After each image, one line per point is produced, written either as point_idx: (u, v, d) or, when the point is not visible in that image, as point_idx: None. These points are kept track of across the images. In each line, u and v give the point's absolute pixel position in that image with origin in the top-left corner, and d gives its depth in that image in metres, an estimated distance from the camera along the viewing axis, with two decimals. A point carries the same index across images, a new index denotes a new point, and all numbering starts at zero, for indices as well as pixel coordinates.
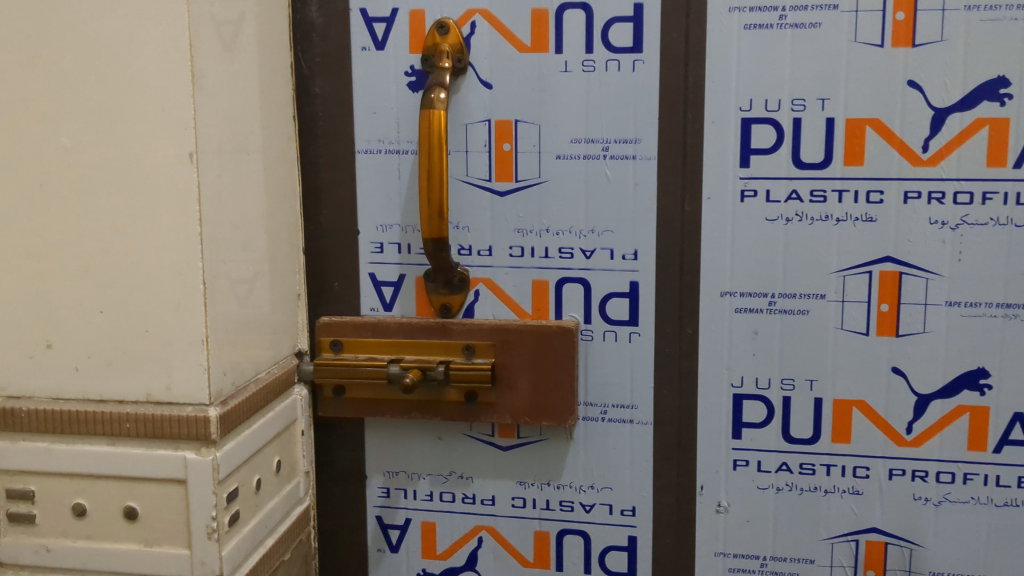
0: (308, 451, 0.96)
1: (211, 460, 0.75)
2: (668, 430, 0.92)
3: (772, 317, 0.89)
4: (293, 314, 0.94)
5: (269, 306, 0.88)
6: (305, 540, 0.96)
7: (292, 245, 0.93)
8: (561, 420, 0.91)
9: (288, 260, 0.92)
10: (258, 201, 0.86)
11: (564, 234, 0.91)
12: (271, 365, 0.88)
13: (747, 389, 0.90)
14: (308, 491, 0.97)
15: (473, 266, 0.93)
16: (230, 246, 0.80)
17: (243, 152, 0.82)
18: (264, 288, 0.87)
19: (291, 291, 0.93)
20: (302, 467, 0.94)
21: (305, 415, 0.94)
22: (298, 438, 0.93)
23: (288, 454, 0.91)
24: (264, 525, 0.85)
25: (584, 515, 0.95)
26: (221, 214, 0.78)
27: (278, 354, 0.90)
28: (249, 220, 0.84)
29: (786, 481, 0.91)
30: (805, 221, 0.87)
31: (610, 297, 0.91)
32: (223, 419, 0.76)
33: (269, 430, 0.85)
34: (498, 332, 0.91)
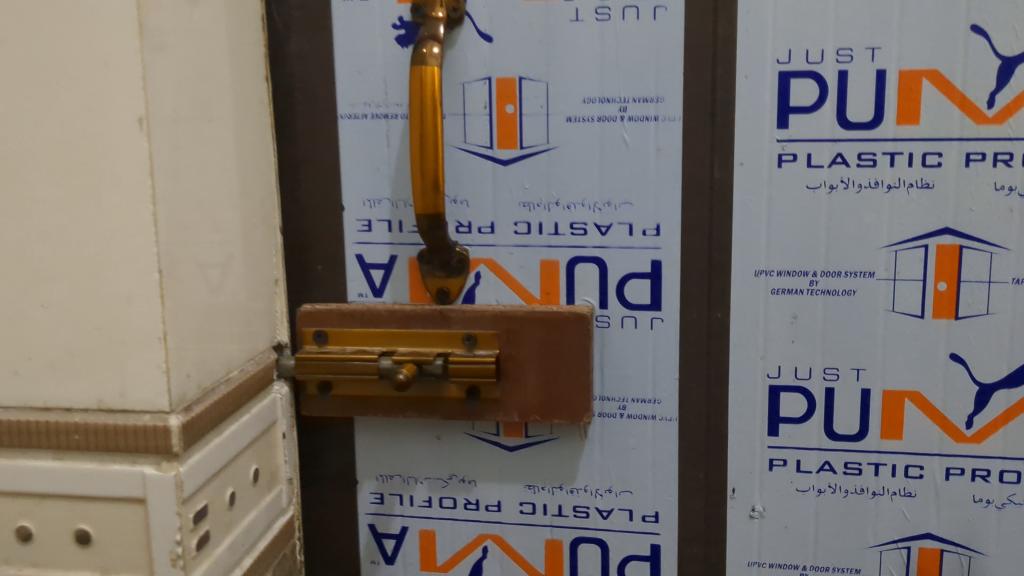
0: (291, 455, 0.86)
1: (174, 477, 0.65)
2: (695, 427, 0.82)
3: (813, 299, 0.78)
4: (270, 302, 0.82)
5: (242, 295, 0.77)
6: (291, 553, 0.86)
7: (270, 225, 0.82)
8: (575, 417, 0.81)
9: (266, 242, 0.81)
10: (228, 174, 0.75)
11: (576, 208, 0.80)
12: (247, 360, 0.77)
13: (785, 380, 0.80)
14: (293, 499, 0.86)
15: (473, 245, 0.83)
16: (194, 227, 0.69)
17: (209, 119, 0.71)
18: (236, 275, 0.76)
19: (268, 277, 0.82)
20: (284, 473, 0.84)
21: (286, 415, 0.83)
22: (279, 442, 0.83)
23: (268, 460, 0.81)
24: (240, 544, 0.74)
25: (601, 522, 0.85)
26: (182, 190, 0.67)
27: (255, 349, 0.79)
28: (217, 196, 0.73)
29: (829, 482, 0.81)
30: (851, 188, 0.76)
31: (629, 279, 0.81)
32: (187, 428, 0.66)
33: (244, 437, 0.75)
34: (503, 320, 0.81)
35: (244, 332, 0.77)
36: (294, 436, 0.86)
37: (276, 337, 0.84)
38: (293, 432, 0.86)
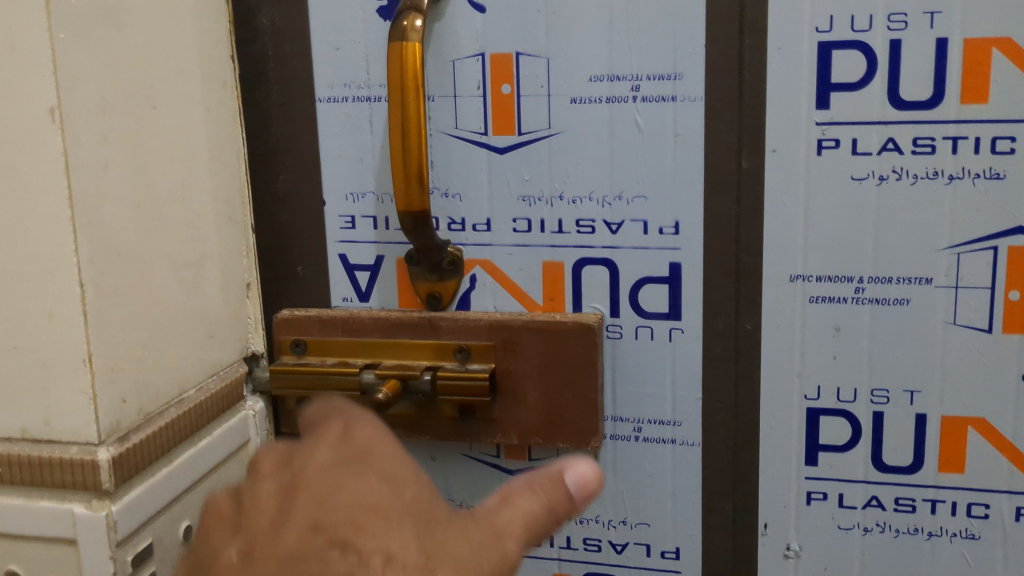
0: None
1: (105, 517, 0.57)
2: (721, 454, 0.71)
3: (859, 309, 0.67)
4: (241, 308, 0.76)
5: (206, 302, 0.69)
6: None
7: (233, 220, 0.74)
8: (582, 441, 0.71)
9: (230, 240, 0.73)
10: (186, 167, 0.66)
11: (583, 202, 0.70)
12: (209, 376, 0.69)
13: (825, 402, 0.69)
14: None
15: (467, 244, 0.73)
16: (136, 230, 0.60)
17: (153, 106, 0.62)
18: (198, 280, 0.68)
19: (238, 280, 0.75)
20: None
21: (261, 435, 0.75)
22: None
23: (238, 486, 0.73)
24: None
25: (615, 557, 0.75)
26: (116, 188, 0.58)
27: (220, 362, 0.71)
28: (170, 192, 0.64)
29: (877, 520, 0.70)
30: (905, 179, 0.65)
31: (644, 283, 0.70)
32: (121, 461, 0.58)
33: (203, 463, 0.67)
34: (499, 331, 0.71)
35: (205, 344, 0.69)
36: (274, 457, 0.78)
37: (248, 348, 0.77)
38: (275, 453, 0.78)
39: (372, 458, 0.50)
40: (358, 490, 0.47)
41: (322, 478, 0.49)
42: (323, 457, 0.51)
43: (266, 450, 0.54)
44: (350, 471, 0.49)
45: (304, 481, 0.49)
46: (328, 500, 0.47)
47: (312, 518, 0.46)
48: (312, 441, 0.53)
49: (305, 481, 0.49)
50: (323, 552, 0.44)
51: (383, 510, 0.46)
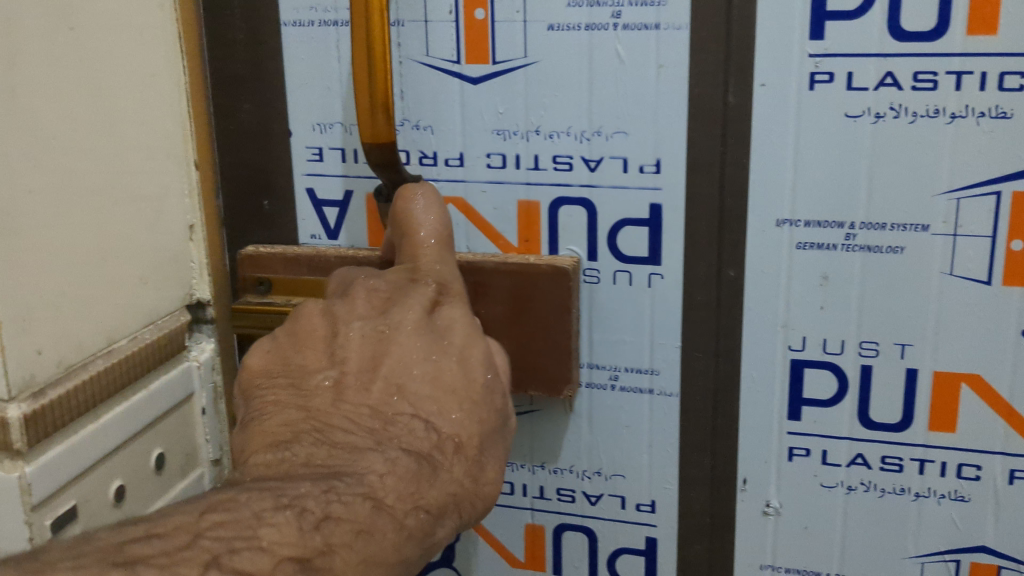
0: (220, 434, 0.77)
1: (19, 477, 0.56)
2: (699, 406, 0.68)
3: (848, 256, 0.63)
4: (183, 250, 0.71)
5: (135, 245, 0.66)
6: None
7: (171, 158, 0.69)
8: (553, 389, 0.68)
9: (161, 179, 0.68)
10: (112, 95, 0.63)
11: (560, 137, 0.66)
12: (145, 327, 0.67)
13: (810, 354, 0.65)
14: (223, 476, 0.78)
15: (440, 179, 0.69)
16: (48, 160, 0.57)
17: (72, 28, 0.59)
18: (126, 219, 0.65)
19: (179, 222, 0.71)
20: (205, 453, 0.75)
21: (207, 386, 0.74)
22: (197, 418, 0.74)
23: (180, 441, 0.72)
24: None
25: (589, 509, 0.72)
26: (23, 112, 0.54)
27: (157, 312, 0.69)
28: (94, 122, 0.61)
29: (861, 478, 0.66)
30: (903, 118, 0.60)
31: (623, 225, 0.66)
32: (35, 420, 0.56)
33: (134, 422, 0.66)
34: (470, 273, 0.67)
35: (137, 291, 0.66)
36: (224, 410, 0.77)
37: (194, 296, 0.73)
38: (223, 404, 0.76)
39: (451, 344, 0.59)
40: (442, 370, 0.58)
41: (410, 347, 0.58)
42: (414, 318, 0.59)
43: (364, 283, 0.61)
44: (433, 350, 0.58)
45: (397, 340, 0.58)
46: (416, 372, 0.58)
47: (399, 381, 0.58)
48: (407, 284, 0.61)
49: (396, 343, 0.58)
50: (409, 419, 0.57)
51: (459, 394, 0.58)
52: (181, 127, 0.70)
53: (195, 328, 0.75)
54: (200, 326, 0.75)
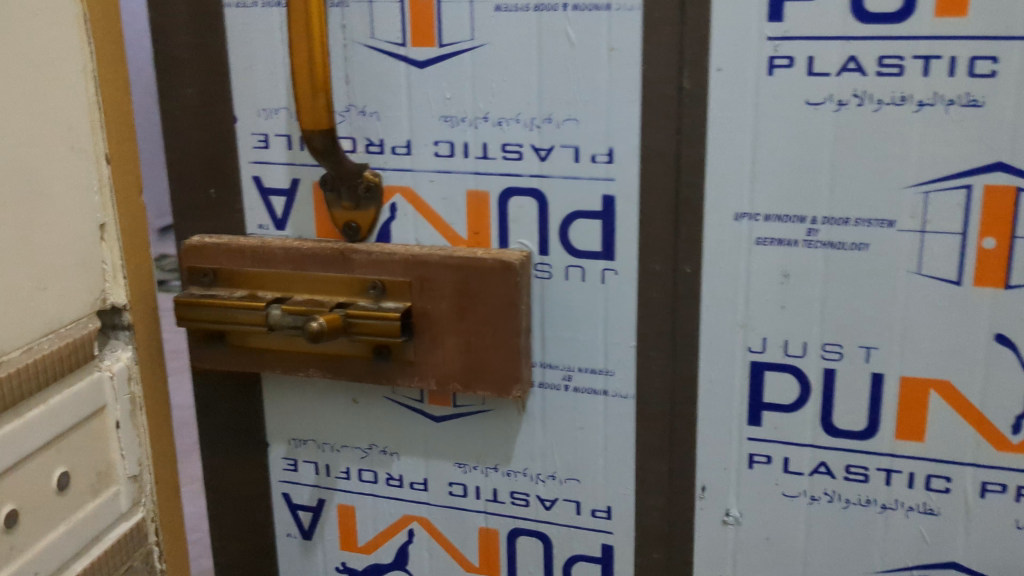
0: (138, 447, 0.64)
1: None
2: (656, 408, 0.64)
3: (810, 253, 0.59)
4: (92, 254, 0.60)
5: (57, 246, 0.56)
6: (141, 564, 0.65)
7: (76, 150, 0.58)
8: (501, 389, 0.65)
9: (81, 176, 0.58)
10: (32, 85, 0.53)
11: (509, 125, 0.63)
12: (45, 336, 0.55)
13: (771, 356, 0.61)
14: (147, 494, 0.66)
15: (386, 168, 0.66)
16: None
17: None
18: (49, 220, 0.55)
19: (87, 222, 0.59)
20: (122, 470, 0.63)
21: (122, 399, 0.62)
22: (108, 434, 0.62)
23: (89, 457, 0.60)
24: (32, 572, 0.54)
25: (544, 514, 0.69)
26: None
27: (59, 318, 0.57)
28: (18, 113, 0.52)
29: (825, 488, 0.63)
30: (867, 105, 0.56)
31: (575, 218, 0.63)
32: None
33: (38, 438, 0.55)
34: (415, 266, 0.64)
35: (34, 299, 0.54)
36: (144, 421, 0.65)
37: (108, 301, 0.61)
38: (144, 415, 0.65)
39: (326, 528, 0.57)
40: None
41: None
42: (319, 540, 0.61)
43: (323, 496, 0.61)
44: None
45: None
46: None
47: None
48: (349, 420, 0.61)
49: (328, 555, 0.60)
50: None
51: None
52: (89, 113, 0.59)
53: (109, 334, 0.63)
54: (116, 333, 0.63)
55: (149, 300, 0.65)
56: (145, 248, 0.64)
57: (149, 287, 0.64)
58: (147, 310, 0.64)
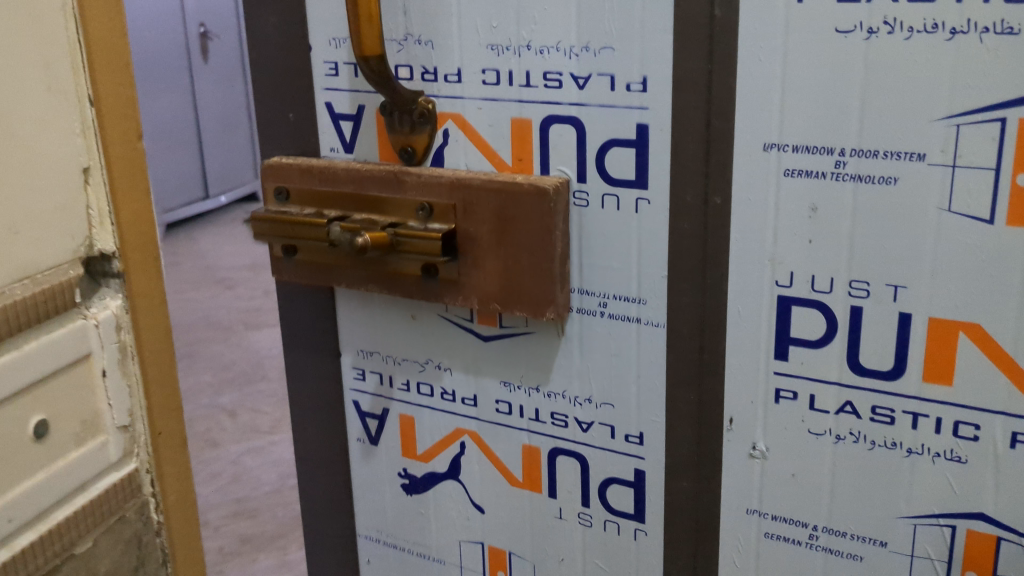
0: (128, 397, 0.54)
1: None
2: (687, 339, 0.65)
3: (837, 186, 0.58)
4: (74, 200, 0.49)
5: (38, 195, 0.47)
6: (135, 516, 0.55)
7: (55, 92, 0.47)
8: (537, 311, 0.67)
9: (61, 121, 0.48)
10: None
11: (550, 53, 0.64)
12: (18, 281, 0.46)
13: (798, 292, 0.61)
14: (141, 446, 0.55)
15: (439, 96, 0.69)
16: None
17: None
18: (15, 172, 0.46)
19: (66, 169, 0.49)
20: (110, 420, 0.53)
21: (110, 346, 0.52)
22: (93, 382, 0.51)
23: (72, 406, 0.50)
24: (6, 520, 0.46)
25: (581, 435, 0.72)
26: None
27: (37, 263, 0.47)
28: None
29: (850, 428, 0.62)
30: (898, 33, 0.54)
31: (610, 147, 0.64)
32: None
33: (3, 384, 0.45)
34: (459, 190, 0.67)
35: (3, 244, 0.45)
36: (137, 371, 0.54)
37: (95, 247, 0.51)
38: (136, 364, 0.54)
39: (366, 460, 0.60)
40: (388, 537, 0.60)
41: None
42: None
43: None
44: None
45: None
46: None
47: None
48: None
49: None
50: None
51: None
52: (68, 46, 0.48)
53: (100, 282, 0.52)
54: (108, 280, 0.52)
55: (148, 252, 0.54)
56: (141, 184, 0.53)
57: (145, 237, 0.53)
58: (148, 257, 0.54)
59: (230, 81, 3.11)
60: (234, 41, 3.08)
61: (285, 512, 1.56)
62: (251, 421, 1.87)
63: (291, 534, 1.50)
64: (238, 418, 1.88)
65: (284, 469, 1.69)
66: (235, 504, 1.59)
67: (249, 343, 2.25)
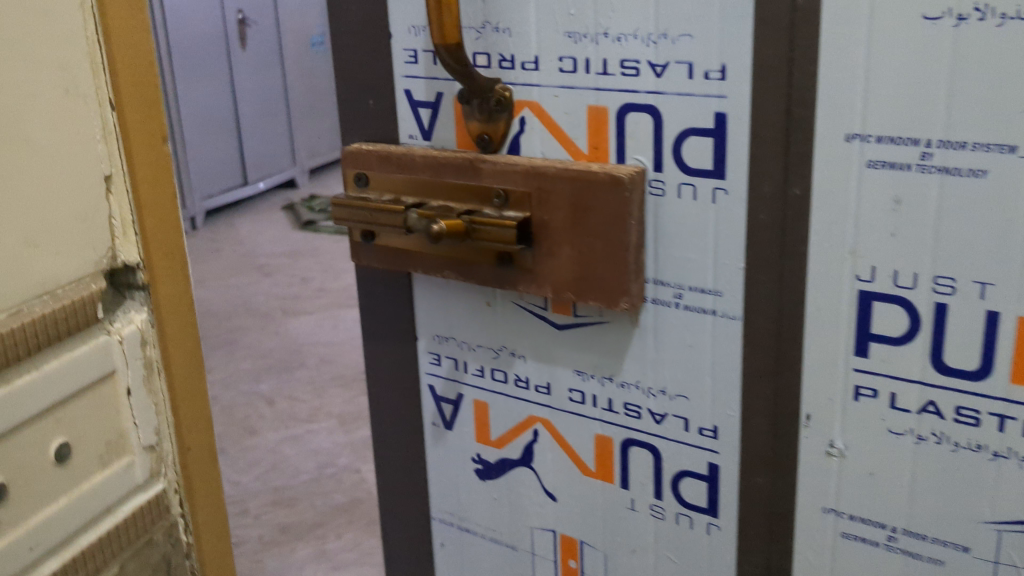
0: (154, 417, 0.61)
1: None
2: (764, 333, 0.64)
3: (921, 179, 0.56)
4: (97, 209, 0.55)
5: (72, 190, 0.54)
6: (164, 537, 0.63)
7: (76, 97, 0.53)
8: (611, 301, 0.67)
9: (84, 127, 0.54)
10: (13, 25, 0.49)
11: (627, 41, 0.63)
12: (36, 298, 0.52)
13: (880, 287, 0.59)
14: (170, 465, 0.63)
15: (517, 84, 0.69)
16: None
17: None
18: (36, 180, 0.51)
19: (91, 175, 0.55)
20: (137, 441, 0.60)
21: (134, 365, 0.59)
22: (119, 401, 0.59)
23: (97, 427, 0.57)
24: (26, 549, 0.52)
25: (654, 427, 0.71)
26: None
27: (56, 280, 0.53)
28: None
29: (932, 429, 0.59)
30: (990, 20, 0.51)
31: (687, 136, 0.63)
32: None
33: (33, 404, 0.52)
34: (534, 178, 0.67)
35: (25, 259, 0.51)
36: (163, 388, 0.61)
37: (118, 258, 0.58)
38: (162, 381, 0.61)
39: None
40: None
41: None
42: None
43: None
44: None
45: None
46: None
47: None
48: None
49: None
50: None
51: None
52: (88, 52, 0.53)
53: (125, 294, 0.60)
54: (132, 293, 0.60)
55: (177, 261, 0.61)
56: (169, 197, 0.60)
57: (175, 240, 0.61)
58: (177, 266, 0.62)
59: (268, 76, 3.18)
60: (270, 32, 3.16)
61: (323, 500, 1.61)
62: (291, 410, 1.92)
63: (329, 523, 1.54)
64: (277, 407, 1.93)
65: (322, 459, 1.74)
66: (273, 493, 1.63)
67: (289, 332, 2.30)
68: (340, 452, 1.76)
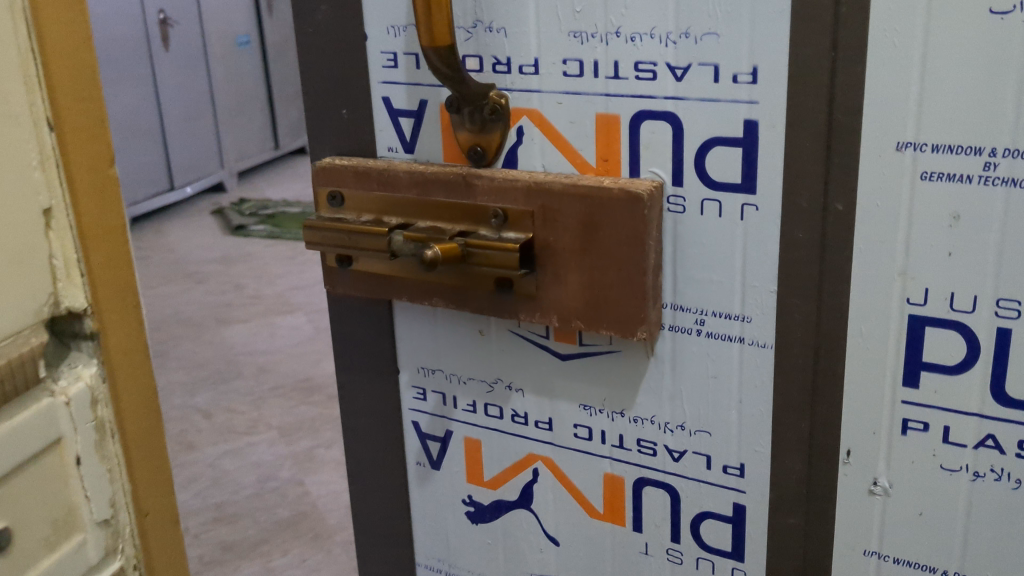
0: (108, 485, 0.51)
1: None
2: (798, 361, 0.58)
3: (982, 192, 0.50)
4: (36, 247, 0.46)
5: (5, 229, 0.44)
6: None
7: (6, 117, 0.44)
8: (625, 330, 0.60)
9: (17, 150, 0.44)
10: None
11: (642, 40, 0.57)
12: None
13: (933, 310, 0.53)
14: (127, 539, 0.53)
15: (513, 90, 0.62)
16: None
17: None
18: None
19: (26, 208, 0.45)
20: (89, 514, 0.50)
21: (83, 428, 0.50)
22: (68, 471, 0.49)
23: (41, 503, 0.48)
24: None
25: (671, 465, 0.65)
26: None
27: None
28: None
29: (992, 465, 0.54)
30: None
31: (712, 145, 0.56)
32: None
33: None
34: (538, 195, 0.60)
35: None
36: (117, 451, 0.52)
37: (62, 305, 0.48)
38: (116, 444, 0.52)
39: None
40: None
41: None
42: None
43: None
44: None
45: None
46: None
47: None
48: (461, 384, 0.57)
49: None
50: None
51: None
52: (20, 61, 0.44)
53: (70, 344, 0.50)
54: (78, 343, 0.50)
55: (130, 301, 0.52)
56: (118, 227, 0.51)
57: (127, 282, 0.52)
58: (130, 309, 0.52)
59: (194, 76, 3.06)
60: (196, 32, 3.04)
61: (266, 516, 1.51)
62: (227, 423, 1.81)
63: (274, 540, 1.45)
64: (214, 420, 1.83)
65: (263, 472, 1.64)
66: (214, 510, 1.53)
67: (224, 341, 2.19)
68: (282, 464, 1.66)
